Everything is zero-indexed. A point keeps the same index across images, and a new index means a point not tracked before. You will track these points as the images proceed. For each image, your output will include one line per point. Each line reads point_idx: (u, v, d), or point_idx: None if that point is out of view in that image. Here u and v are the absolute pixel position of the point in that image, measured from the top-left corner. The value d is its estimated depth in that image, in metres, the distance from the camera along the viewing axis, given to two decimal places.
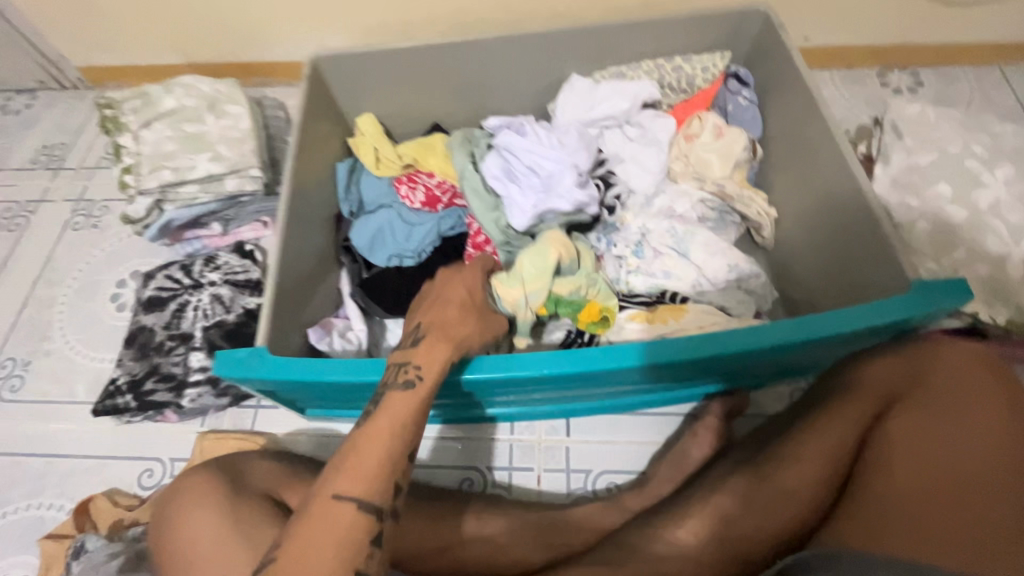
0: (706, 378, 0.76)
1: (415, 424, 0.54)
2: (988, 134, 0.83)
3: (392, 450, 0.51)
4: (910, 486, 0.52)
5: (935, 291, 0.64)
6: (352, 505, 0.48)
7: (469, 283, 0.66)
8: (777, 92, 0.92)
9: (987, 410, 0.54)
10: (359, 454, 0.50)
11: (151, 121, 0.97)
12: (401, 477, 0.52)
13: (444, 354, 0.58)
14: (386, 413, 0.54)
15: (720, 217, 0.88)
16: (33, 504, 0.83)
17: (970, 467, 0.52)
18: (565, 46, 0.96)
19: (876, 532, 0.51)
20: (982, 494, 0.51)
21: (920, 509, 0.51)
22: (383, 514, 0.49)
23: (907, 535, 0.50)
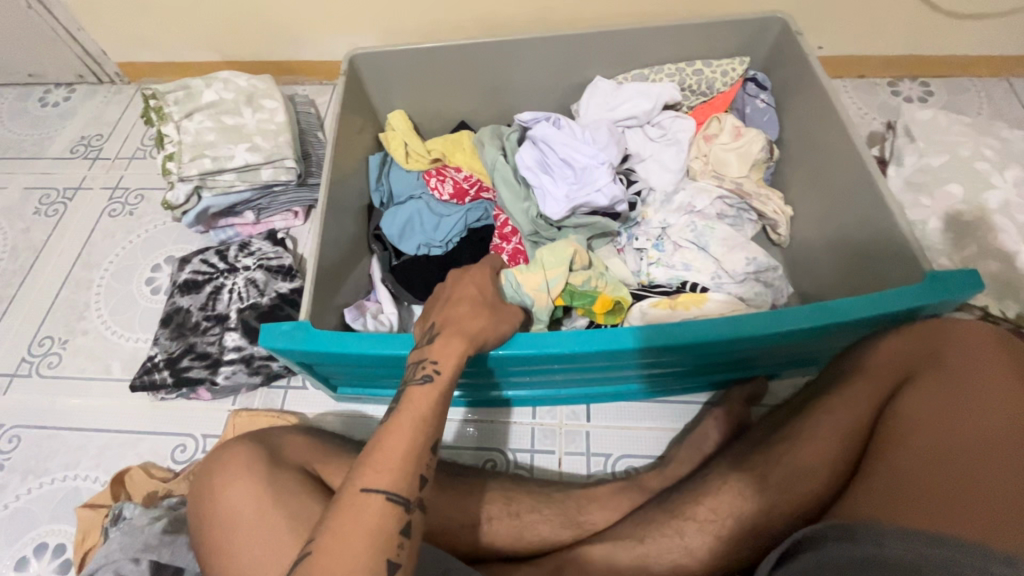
0: (725, 365, 0.79)
1: (434, 420, 0.57)
2: (997, 138, 0.86)
3: (415, 445, 0.55)
4: (924, 456, 0.55)
5: (947, 281, 0.67)
6: (380, 496, 0.50)
7: (479, 282, 0.69)
8: (793, 97, 0.96)
9: (999, 388, 0.57)
10: (383, 450, 0.54)
11: (192, 112, 1.01)
12: (425, 470, 0.55)
13: (459, 349, 0.61)
14: (407, 408, 0.57)
15: (738, 214, 0.92)
16: (69, 475, 0.86)
17: (981, 441, 0.54)
18: (590, 49, 1.00)
19: (891, 499, 0.54)
20: (995, 463, 0.53)
21: (934, 477, 0.54)
22: (410, 505, 0.52)
23: (921, 504, 0.52)
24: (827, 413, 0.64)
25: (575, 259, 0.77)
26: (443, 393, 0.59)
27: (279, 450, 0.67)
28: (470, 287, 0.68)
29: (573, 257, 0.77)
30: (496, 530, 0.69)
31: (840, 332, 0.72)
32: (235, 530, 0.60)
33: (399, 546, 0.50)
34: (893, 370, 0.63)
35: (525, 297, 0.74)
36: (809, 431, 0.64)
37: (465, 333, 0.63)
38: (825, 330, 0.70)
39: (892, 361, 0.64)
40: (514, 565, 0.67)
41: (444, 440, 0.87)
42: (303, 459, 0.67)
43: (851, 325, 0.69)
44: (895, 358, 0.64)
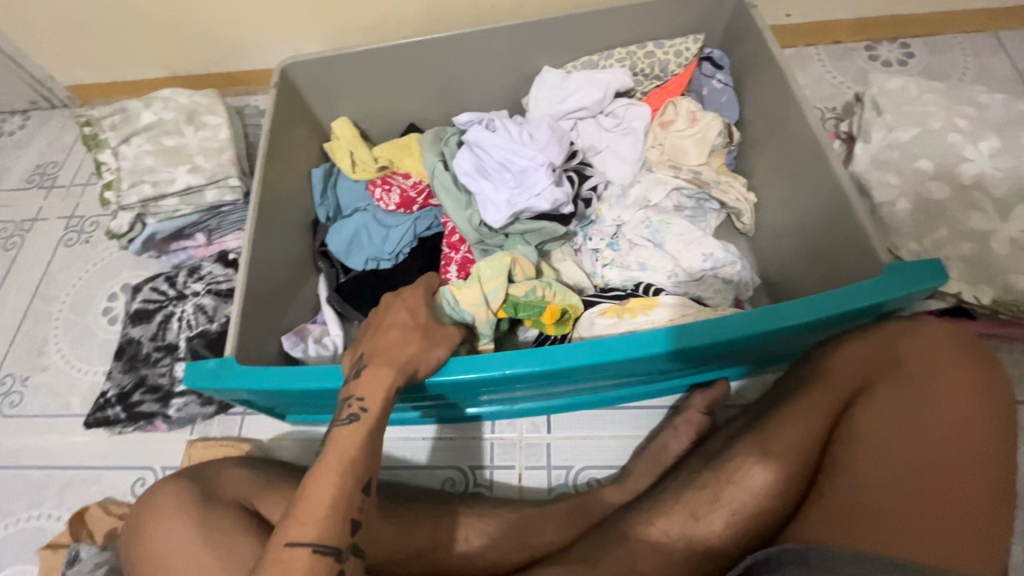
0: (683, 370, 0.75)
1: (361, 463, 0.54)
2: (973, 105, 0.80)
3: (342, 490, 0.52)
4: (879, 474, 0.51)
5: (908, 275, 0.63)
6: (305, 551, 0.48)
7: (411, 303, 0.65)
8: (752, 75, 0.90)
9: (962, 395, 0.53)
10: (308, 500, 0.51)
11: (132, 136, 0.99)
12: (356, 513, 0.52)
13: (386, 380, 0.58)
14: (334, 451, 0.54)
15: (697, 204, 0.87)
16: (34, 514, 0.86)
17: (940, 457, 0.50)
18: (535, 39, 0.95)
19: (841, 522, 0.51)
20: (954, 479, 0.49)
21: (888, 497, 0.50)
22: (341, 553, 0.50)
23: (873, 530, 0.49)
24: (780, 426, 0.60)
25: (514, 269, 0.75)
26: (370, 432, 0.56)
27: (213, 487, 0.65)
28: (400, 310, 0.65)
29: (511, 267, 0.74)
30: (446, 557, 0.66)
31: (798, 334, 0.67)
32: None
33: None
34: (850, 376, 0.59)
35: (466, 314, 0.70)
36: (762, 445, 0.60)
37: (393, 364, 0.59)
38: (785, 333, 0.65)
39: (848, 369, 0.60)
40: None
41: (403, 460, 0.84)
42: (240, 493, 0.65)
43: (812, 326, 0.64)
44: (853, 363, 0.60)
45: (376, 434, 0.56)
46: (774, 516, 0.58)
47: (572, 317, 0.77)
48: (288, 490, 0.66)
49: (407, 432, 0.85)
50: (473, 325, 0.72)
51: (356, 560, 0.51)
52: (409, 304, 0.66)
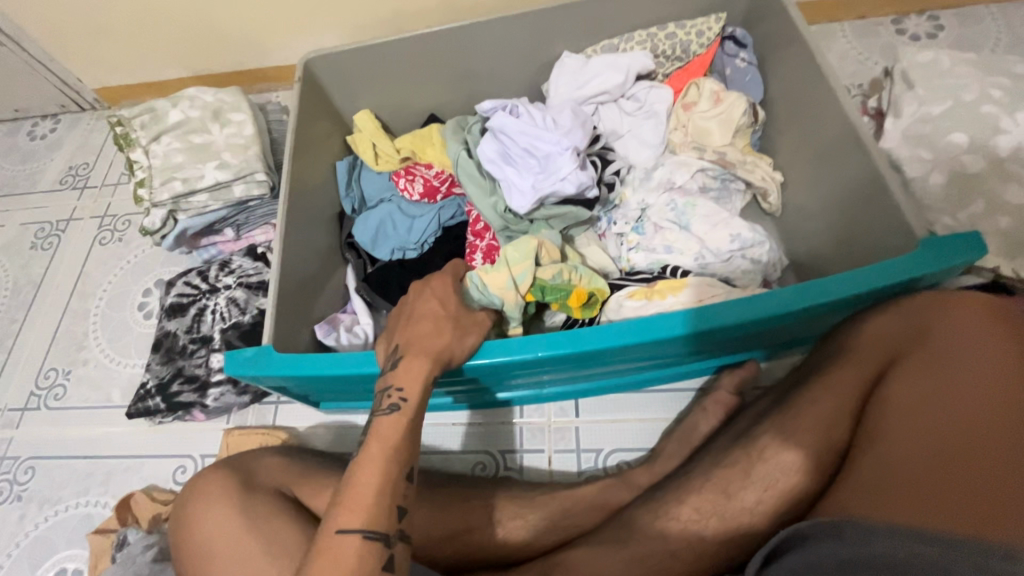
0: (712, 351, 0.74)
1: (405, 451, 0.56)
2: (1009, 76, 0.77)
3: (387, 478, 0.54)
4: (911, 444, 0.52)
5: (943, 248, 0.62)
6: (355, 538, 0.49)
7: (441, 294, 0.66)
8: (776, 53, 0.88)
9: (994, 364, 0.52)
10: (357, 489, 0.53)
11: (160, 134, 1.01)
12: (401, 499, 0.54)
13: (423, 371, 0.59)
14: (377, 440, 0.56)
15: (722, 185, 0.85)
16: (81, 502, 0.90)
17: (973, 425, 0.50)
18: (554, 25, 0.94)
19: (874, 492, 0.51)
20: (989, 445, 0.49)
21: (921, 466, 0.50)
22: (390, 539, 0.51)
23: (907, 497, 0.49)
24: (810, 404, 0.60)
25: (539, 253, 0.75)
26: (410, 420, 0.57)
27: (253, 474, 0.67)
28: (433, 300, 0.65)
29: (537, 250, 0.74)
30: (479, 538, 0.68)
31: (830, 312, 0.66)
32: (216, 557, 0.61)
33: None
34: (878, 354, 0.60)
35: (496, 298, 0.70)
36: (792, 423, 0.60)
37: (429, 354, 0.60)
38: (818, 311, 0.64)
39: (878, 346, 0.60)
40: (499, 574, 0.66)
41: (434, 446, 0.85)
42: (278, 481, 0.68)
43: (845, 303, 0.64)
44: (883, 340, 0.60)
45: (417, 423, 0.58)
46: (807, 492, 0.58)
47: (598, 300, 0.77)
48: (326, 474, 0.68)
49: (437, 419, 0.87)
50: (502, 308, 0.71)
51: (405, 545, 0.52)
52: (439, 292, 0.67)
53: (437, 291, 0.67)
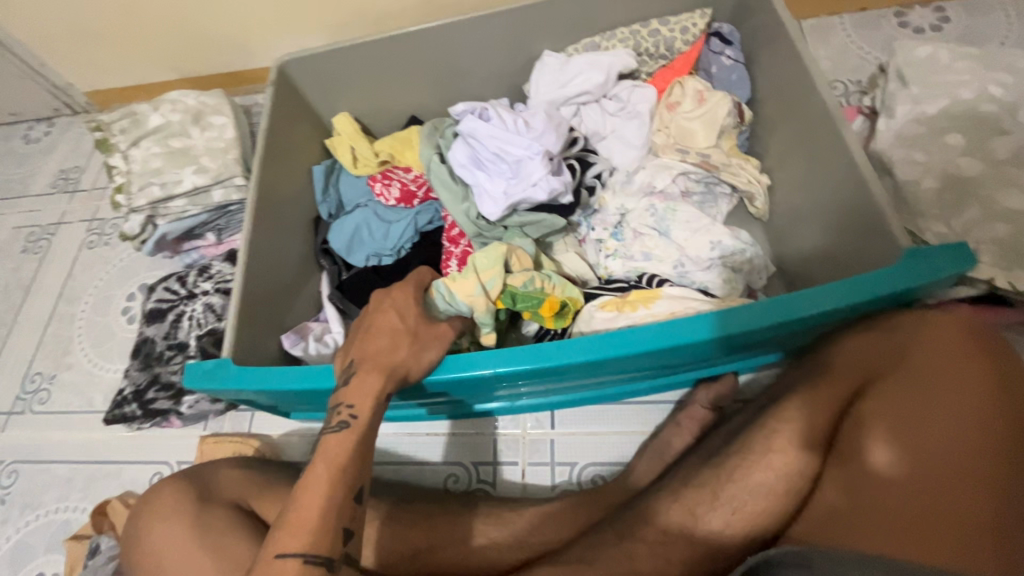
0: (689, 365, 0.71)
1: (352, 472, 0.54)
2: (1012, 72, 0.72)
3: (334, 498, 0.52)
4: (888, 472, 0.50)
5: (929, 258, 0.58)
6: (296, 561, 0.48)
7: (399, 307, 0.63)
8: (764, 50, 0.84)
9: (973, 385, 0.50)
10: (303, 512, 0.51)
11: (139, 139, 1.00)
12: (348, 521, 0.52)
13: (374, 388, 0.57)
14: (323, 459, 0.54)
15: (707, 189, 0.82)
16: (61, 507, 0.90)
17: (949, 450, 0.48)
18: (534, 23, 0.92)
19: (851, 524, 0.50)
20: (969, 473, 0.47)
21: (898, 496, 0.49)
22: (334, 563, 0.50)
23: (878, 528, 0.48)
24: (782, 423, 0.57)
25: (510, 259, 0.72)
26: (360, 439, 0.56)
27: (210, 487, 0.66)
28: (392, 313, 0.63)
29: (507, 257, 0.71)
30: (441, 557, 0.66)
31: (810, 327, 0.62)
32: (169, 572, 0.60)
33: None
34: (854, 370, 0.56)
35: (463, 306, 0.67)
36: (763, 444, 0.57)
37: (384, 371, 0.58)
38: (795, 325, 0.60)
39: (855, 360, 0.57)
40: None
41: (407, 457, 0.83)
42: (236, 494, 0.66)
43: (823, 318, 0.60)
44: (858, 356, 0.57)
45: (368, 443, 0.56)
46: (777, 517, 0.55)
47: (570, 310, 0.74)
48: (284, 488, 0.67)
49: (411, 429, 0.85)
50: (469, 316, 0.69)
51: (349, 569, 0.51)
52: (398, 304, 0.64)
53: (395, 302, 0.64)
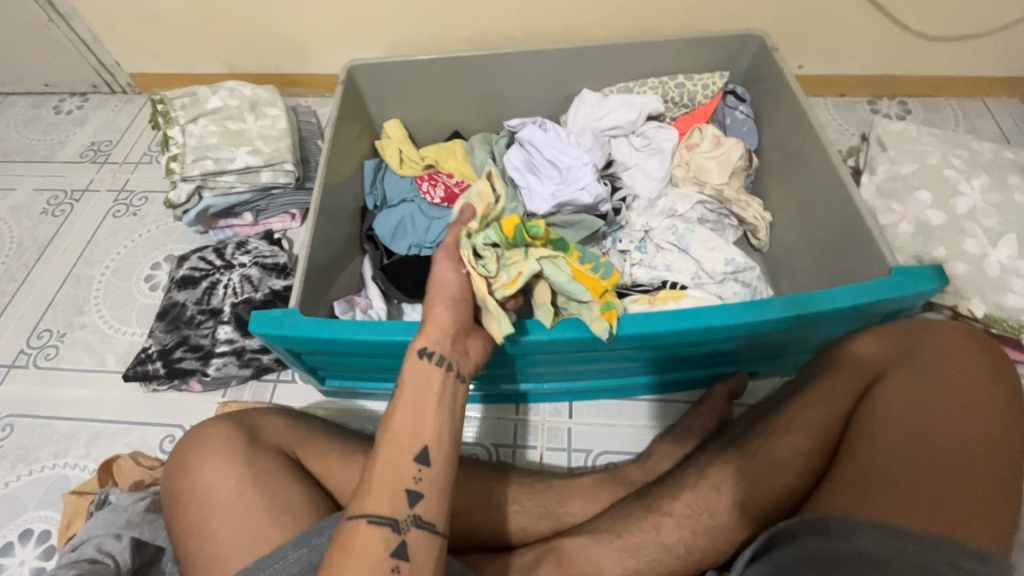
0: (710, 360, 0.81)
1: (409, 434, 0.53)
2: (967, 149, 0.90)
3: (393, 459, 0.52)
4: (897, 450, 0.56)
5: (915, 276, 0.71)
6: (362, 523, 0.49)
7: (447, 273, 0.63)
8: (771, 110, 1.01)
9: (977, 380, 0.58)
10: (368, 474, 0.52)
11: (198, 117, 1.06)
12: (412, 484, 0.52)
13: (414, 358, 0.57)
14: (383, 430, 0.54)
15: (719, 219, 0.95)
16: (59, 463, 0.88)
17: (955, 434, 0.55)
18: (579, 64, 1.05)
19: (866, 499, 0.54)
20: (971, 455, 0.54)
21: (906, 469, 0.54)
22: (400, 524, 0.50)
23: (891, 499, 0.53)
24: (802, 410, 0.65)
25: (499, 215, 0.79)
26: (416, 406, 0.55)
27: (256, 429, 0.65)
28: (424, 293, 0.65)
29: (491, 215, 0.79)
30: (478, 518, 0.69)
31: (812, 326, 0.73)
32: (202, 512, 0.58)
33: (394, 569, 0.47)
34: (870, 364, 0.64)
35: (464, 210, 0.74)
36: (787, 425, 0.65)
37: (421, 335, 0.59)
38: (807, 322, 0.71)
39: (866, 358, 0.65)
40: (492, 555, 0.67)
41: None
42: (282, 441, 0.66)
43: (833, 316, 0.71)
44: (871, 354, 0.65)
45: (425, 404, 0.55)
46: (796, 490, 0.62)
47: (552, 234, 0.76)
48: (327, 440, 0.69)
49: None
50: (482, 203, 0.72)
51: (419, 531, 0.50)
52: (437, 267, 0.63)
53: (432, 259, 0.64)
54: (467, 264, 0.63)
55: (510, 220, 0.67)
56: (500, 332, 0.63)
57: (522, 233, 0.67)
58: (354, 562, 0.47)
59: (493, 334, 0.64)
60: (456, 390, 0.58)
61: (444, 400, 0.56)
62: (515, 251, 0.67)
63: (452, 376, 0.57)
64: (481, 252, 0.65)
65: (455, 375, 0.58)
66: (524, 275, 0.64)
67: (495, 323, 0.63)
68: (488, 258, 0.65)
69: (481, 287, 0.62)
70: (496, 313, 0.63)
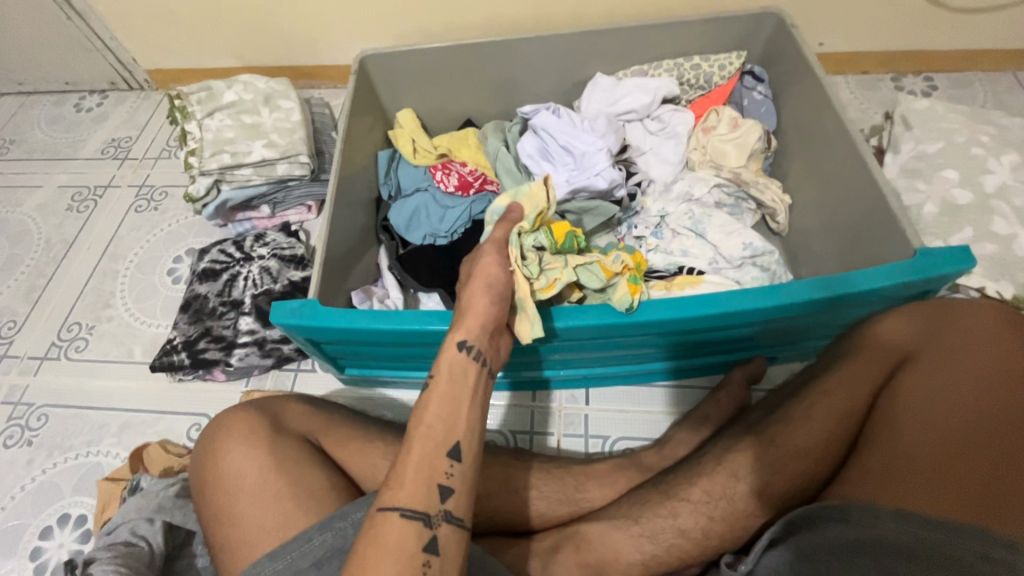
0: (728, 346, 0.80)
1: (443, 429, 0.53)
2: (995, 125, 0.87)
3: (427, 455, 0.52)
4: (924, 437, 0.55)
5: (943, 258, 0.69)
6: (395, 516, 0.49)
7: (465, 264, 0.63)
8: (790, 90, 0.98)
9: (1007, 364, 0.56)
10: (402, 464, 0.52)
11: (214, 111, 1.07)
12: (444, 479, 0.52)
13: (453, 352, 0.58)
14: (415, 423, 0.54)
15: (737, 203, 0.93)
16: (92, 451, 0.91)
17: (985, 421, 0.54)
18: (592, 48, 1.04)
19: (892, 486, 0.53)
20: (1002, 440, 0.52)
21: (934, 452, 0.54)
22: (431, 519, 0.50)
23: (916, 487, 0.52)
24: (823, 395, 0.64)
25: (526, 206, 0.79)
26: (449, 402, 0.55)
27: (279, 418, 0.67)
28: (465, 284, 0.65)
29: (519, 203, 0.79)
30: (496, 504, 0.70)
31: (835, 309, 0.72)
32: (229, 498, 0.60)
33: (425, 566, 0.48)
34: (893, 349, 0.63)
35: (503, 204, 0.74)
36: (806, 411, 0.64)
37: (461, 328, 0.59)
38: (828, 307, 0.70)
39: (888, 343, 0.64)
40: (512, 540, 0.68)
41: None
42: (305, 429, 0.68)
43: (854, 300, 0.70)
44: (895, 340, 0.64)
45: (460, 399, 0.56)
46: (816, 476, 0.61)
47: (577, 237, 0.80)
48: (348, 428, 0.70)
49: None
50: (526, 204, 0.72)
51: (449, 526, 0.51)
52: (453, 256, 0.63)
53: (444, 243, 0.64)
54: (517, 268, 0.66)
55: (559, 228, 0.73)
56: (530, 333, 0.65)
57: (568, 242, 0.73)
58: (387, 555, 0.47)
59: (521, 333, 0.65)
60: (486, 387, 0.59)
61: (476, 396, 0.57)
62: (554, 257, 0.72)
63: (484, 372, 0.58)
64: (526, 253, 0.69)
65: (488, 371, 0.59)
66: (561, 282, 0.70)
67: (527, 323, 0.65)
68: (531, 260, 0.69)
69: (524, 287, 0.65)
70: (531, 314, 0.65)
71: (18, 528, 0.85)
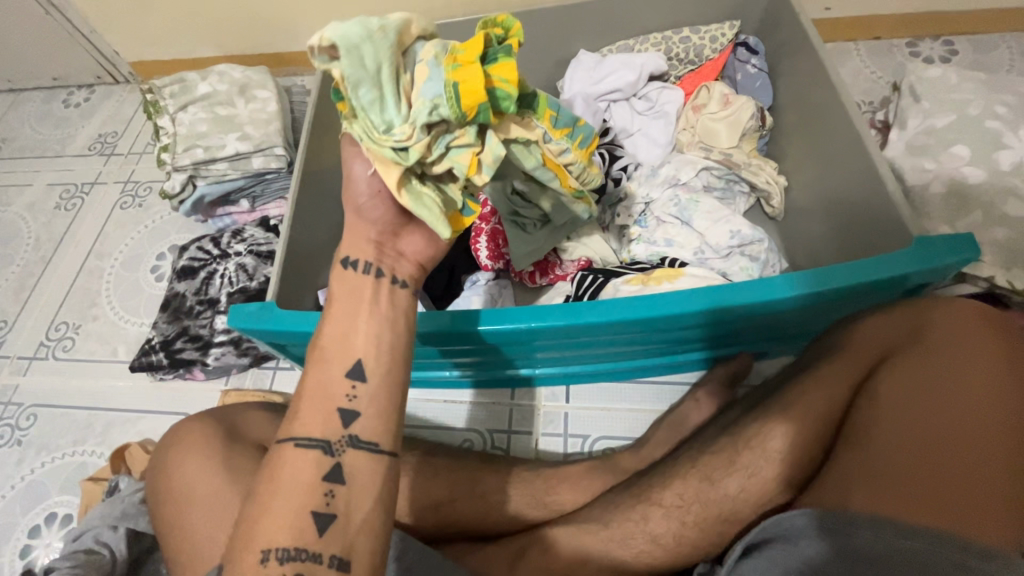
0: (711, 342, 0.76)
1: (340, 352, 0.50)
2: (1016, 95, 0.79)
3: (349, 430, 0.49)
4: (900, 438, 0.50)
5: (937, 245, 0.63)
6: (289, 447, 0.47)
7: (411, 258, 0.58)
8: (787, 62, 0.91)
9: (992, 359, 0.51)
10: (298, 397, 0.51)
11: (187, 104, 1.04)
12: (345, 402, 0.49)
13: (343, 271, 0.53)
14: (315, 355, 0.51)
15: (728, 186, 0.86)
16: (78, 450, 0.92)
17: (967, 421, 0.49)
18: (575, 24, 0.98)
19: (866, 491, 0.49)
20: (983, 442, 0.48)
21: (911, 456, 0.49)
22: (333, 446, 0.48)
23: (890, 493, 0.48)
24: (802, 395, 0.60)
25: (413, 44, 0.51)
26: (347, 324, 0.52)
27: (236, 427, 0.65)
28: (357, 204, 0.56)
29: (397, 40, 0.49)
30: (462, 508, 0.68)
31: (820, 305, 0.67)
32: (183, 508, 0.59)
33: (328, 495, 0.46)
34: (872, 345, 0.59)
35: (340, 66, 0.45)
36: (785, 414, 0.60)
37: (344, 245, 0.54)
38: (814, 303, 0.65)
39: (867, 340, 0.59)
40: (478, 546, 0.66)
41: (425, 420, 0.87)
42: (264, 433, 0.66)
43: (841, 296, 0.65)
44: (874, 337, 0.59)
45: (355, 316, 0.52)
46: (795, 483, 0.57)
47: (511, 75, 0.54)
48: None
49: (449, 395, 0.88)
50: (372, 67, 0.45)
51: (356, 451, 0.48)
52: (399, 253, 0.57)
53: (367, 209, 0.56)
54: (393, 183, 0.49)
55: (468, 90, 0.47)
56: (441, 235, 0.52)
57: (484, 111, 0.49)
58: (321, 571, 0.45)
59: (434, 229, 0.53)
60: (392, 294, 0.53)
61: (377, 308, 0.52)
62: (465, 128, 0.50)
63: (383, 280, 0.53)
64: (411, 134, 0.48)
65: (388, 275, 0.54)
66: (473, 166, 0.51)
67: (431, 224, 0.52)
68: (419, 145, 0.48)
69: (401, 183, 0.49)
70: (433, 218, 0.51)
71: (9, 527, 0.87)
